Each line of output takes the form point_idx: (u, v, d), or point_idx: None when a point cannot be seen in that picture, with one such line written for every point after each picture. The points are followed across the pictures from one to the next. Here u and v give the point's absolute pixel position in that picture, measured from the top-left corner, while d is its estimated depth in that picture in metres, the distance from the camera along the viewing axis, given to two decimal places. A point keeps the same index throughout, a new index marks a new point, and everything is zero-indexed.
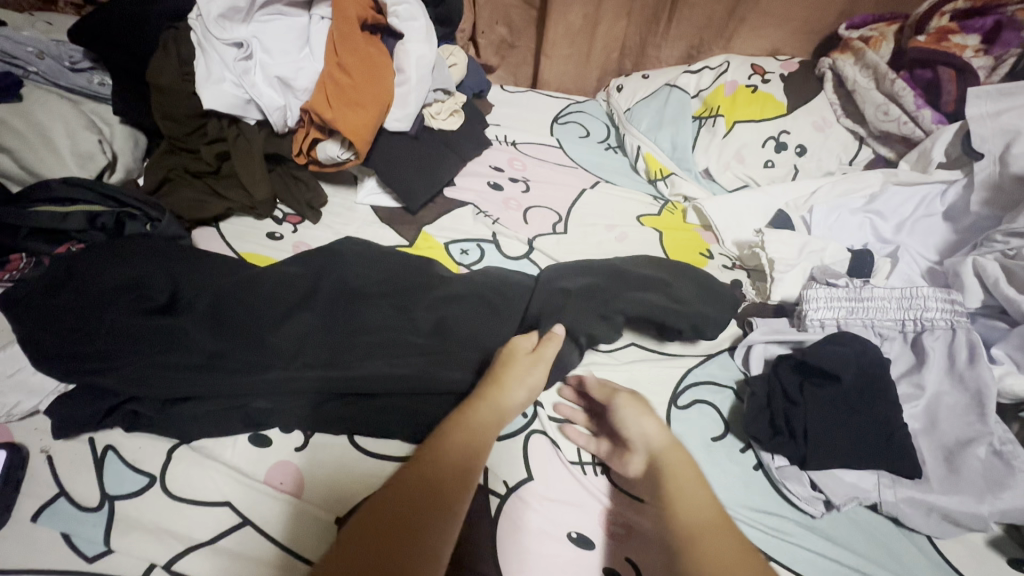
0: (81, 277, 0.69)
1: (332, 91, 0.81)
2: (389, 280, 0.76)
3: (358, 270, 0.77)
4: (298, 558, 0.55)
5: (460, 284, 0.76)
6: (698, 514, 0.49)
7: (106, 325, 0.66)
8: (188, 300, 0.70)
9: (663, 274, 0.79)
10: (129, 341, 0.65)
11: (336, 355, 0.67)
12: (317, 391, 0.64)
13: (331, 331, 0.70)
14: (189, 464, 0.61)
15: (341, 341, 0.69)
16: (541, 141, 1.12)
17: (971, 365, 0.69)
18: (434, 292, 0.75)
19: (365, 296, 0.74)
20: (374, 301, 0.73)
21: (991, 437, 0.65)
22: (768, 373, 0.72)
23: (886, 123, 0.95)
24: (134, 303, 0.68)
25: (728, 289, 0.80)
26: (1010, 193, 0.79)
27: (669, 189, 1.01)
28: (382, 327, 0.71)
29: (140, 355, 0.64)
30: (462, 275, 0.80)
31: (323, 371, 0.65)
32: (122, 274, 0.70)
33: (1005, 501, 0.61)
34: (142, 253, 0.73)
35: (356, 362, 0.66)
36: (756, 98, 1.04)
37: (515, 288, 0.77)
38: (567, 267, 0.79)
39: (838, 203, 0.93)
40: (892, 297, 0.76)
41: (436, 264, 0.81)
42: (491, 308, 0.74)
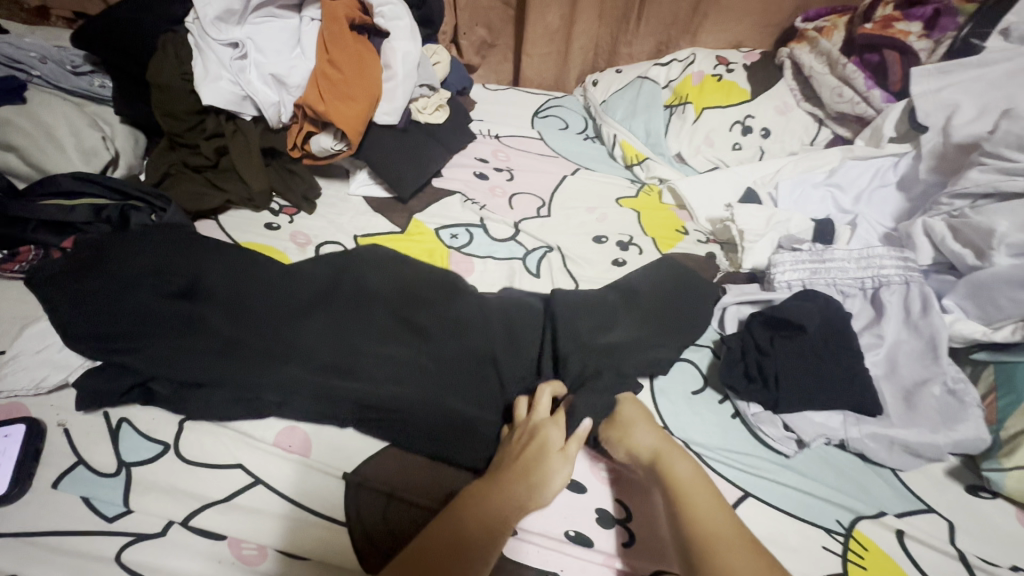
0: (111, 261, 0.74)
1: (324, 85, 0.86)
2: (401, 291, 0.77)
3: (378, 275, 0.79)
4: (309, 513, 0.59)
5: (469, 307, 0.75)
6: (711, 530, 0.52)
7: (132, 306, 0.70)
8: (208, 291, 0.74)
9: (667, 291, 0.80)
10: (152, 324, 0.69)
11: (346, 363, 0.69)
12: (323, 375, 0.67)
13: (343, 338, 0.71)
14: (202, 433, 0.64)
15: (349, 350, 0.70)
16: (522, 134, 1.18)
17: (925, 315, 0.76)
18: (443, 311, 0.75)
19: (376, 301, 0.76)
20: (384, 315, 0.74)
21: (945, 376, 0.71)
22: (742, 331, 0.77)
23: (841, 104, 1.03)
24: (158, 288, 0.72)
25: (700, 290, 0.82)
26: (953, 160, 0.87)
27: (646, 173, 1.08)
28: (391, 339, 0.72)
29: (162, 340, 0.68)
30: (475, 294, 0.78)
31: (341, 380, 0.67)
32: (150, 263, 0.74)
33: (958, 433, 0.67)
34: (161, 241, 0.77)
35: (359, 371, 0.68)
36: (722, 86, 1.11)
37: (517, 307, 0.76)
38: (573, 292, 0.78)
39: (801, 178, 0.99)
40: (851, 257, 0.82)
41: (451, 278, 0.80)
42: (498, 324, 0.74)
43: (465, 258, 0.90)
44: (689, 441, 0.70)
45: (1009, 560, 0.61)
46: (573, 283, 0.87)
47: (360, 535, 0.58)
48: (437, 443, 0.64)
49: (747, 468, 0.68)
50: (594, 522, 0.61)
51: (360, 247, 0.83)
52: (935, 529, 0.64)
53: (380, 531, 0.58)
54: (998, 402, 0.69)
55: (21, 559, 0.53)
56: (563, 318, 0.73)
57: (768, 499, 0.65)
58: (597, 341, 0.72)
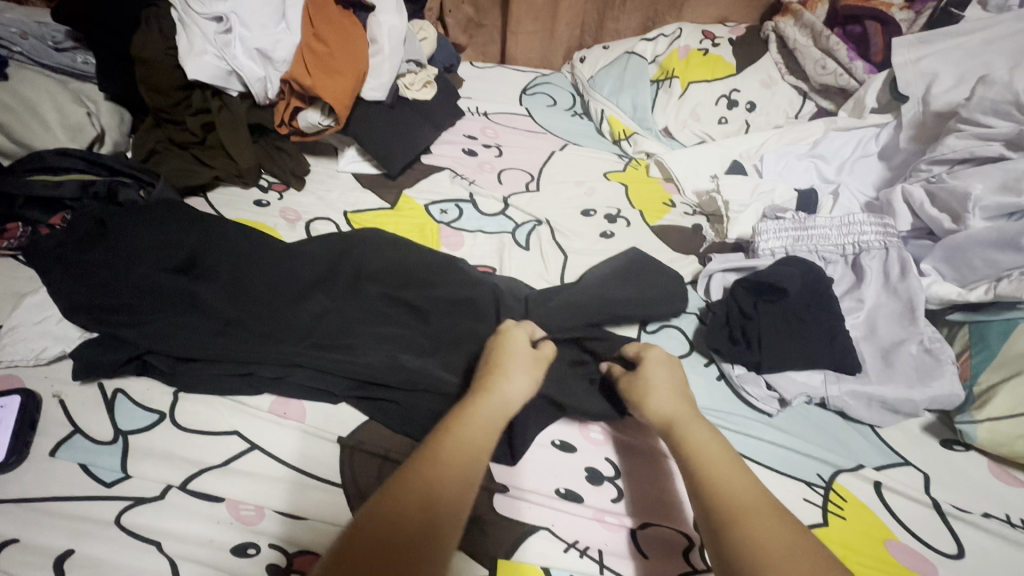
0: (115, 235, 0.75)
1: (311, 60, 0.86)
2: (399, 270, 0.78)
3: (378, 254, 0.80)
4: (308, 476, 0.61)
5: (466, 283, 0.77)
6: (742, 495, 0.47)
7: (134, 280, 0.71)
8: (208, 269, 0.74)
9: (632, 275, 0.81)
10: (151, 297, 0.70)
11: (343, 338, 0.70)
12: (317, 347, 0.69)
13: (342, 314, 0.73)
14: (196, 402, 0.65)
15: (347, 326, 0.71)
16: (510, 111, 1.18)
17: (903, 278, 0.78)
18: (439, 289, 0.76)
19: (376, 281, 0.77)
20: (379, 290, 0.76)
21: (921, 336, 0.73)
22: (727, 296, 0.79)
23: (824, 76, 1.04)
24: (159, 262, 0.73)
25: (668, 275, 0.82)
26: (932, 128, 0.89)
27: (633, 148, 1.09)
28: (390, 319, 0.73)
29: (161, 315, 0.69)
30: (470, 277, 0.78)
31: (336, 353, 0.68)
32: (151, 237, 0.75)
33: (932, 389, 0.69)
34: (156, 216, 0.78)
35: (356, 346, 0.69)
36: (708, 60, 1.12)
37: (510, 292, 0.77)
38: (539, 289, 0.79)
39: (785, 150, 1.01)
40: (833, 224, 0.84)
41: (459, 263, 0.81)
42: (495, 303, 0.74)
43: (455, 232, 0.91)
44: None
45: (980, 507, 0.64)
46: (562, 255, 0.89)
47: (356, 495, 0.59)
48: (425, 413, 0.65)
49: (733, 427, 0.70)
50: (584, 480, 0.64)
51: (359, 231, 0.83)
52: (912, 481, 0.66)
53: (375, 490, 0.60)
54: (972, 359, 0.72)
55: (21, 523, 0.54)
56: (562, 309, 0.74)
57: (752, 455, 0.67)
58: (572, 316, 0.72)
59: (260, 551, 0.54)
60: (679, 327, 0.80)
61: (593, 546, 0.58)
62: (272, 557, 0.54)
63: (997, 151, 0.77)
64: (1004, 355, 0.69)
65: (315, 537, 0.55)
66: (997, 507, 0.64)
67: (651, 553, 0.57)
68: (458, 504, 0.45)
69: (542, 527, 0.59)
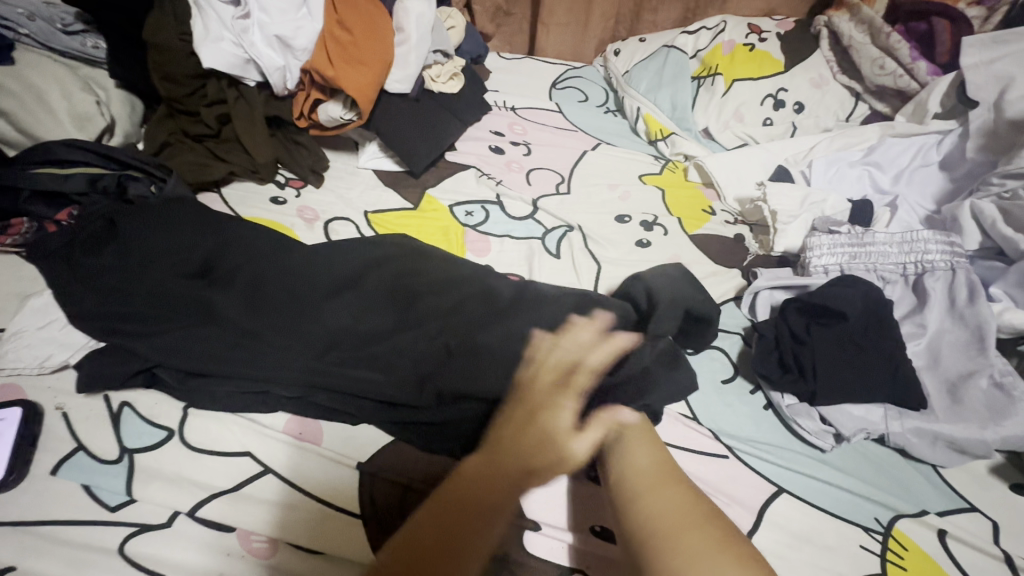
0: (125, 235, 0.71)
1: (332, 48, 0.80)
2: (433, 280, 0.73)
3: (407, 263, 0.75)
4: (325, 505, 0.56)
5: (496, 290, 0.72)
6: (642, 470, 0.52)
7: (147, 285, 0.67)
8: (226, 273, 0.70)
9: (676, 294, 0.68)
10: (165, 304, 0.66)
11: (367, 352, 0.65)
12: (341, 360, 0.64)
13: (366, 325, 0.68)
14: (207, 419, 0.61)
15: (368, 337, 0.67)
16: (540, 106, 1.11)
17: (971, 303, 0.71)
18: (469, 298, 0.71)
19: (403, 291, 0.72)
20: (409, 299, 0.71)
21: (992, 368, 0.67)
22: (776, 317, 0.73)
23: (882, 77, 0.96)
24: (172, 266, 0.69)
25: (697, 295, 0.69)
26: (1004, 138, 0.81)
27: (670, 149, 1.02)
28: (415, 328, 0.68)
29: (177, 324, 0.64)
30: (501, 285, 0.73)
31: (359, 369, 0.64)
32: (163, 238, 0.71)
33: (1007, 428, 0.63)
34: (168, 216, 0.73)
35: (379, 360, 0.65)
36: (754, 56, 1.04)
37: (561, 306, 0.70)
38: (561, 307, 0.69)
39: (837, 156, 0.94)
40: (893, 242, 0.77)
41: (490, 273, 0.76)
42: (543, 316, 0.68)
43: (481, 237, 0.86)
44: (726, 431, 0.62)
45: None
46: (595, 265, 0.83)
47: (376, 529, 0.54)
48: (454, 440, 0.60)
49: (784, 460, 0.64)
50: None
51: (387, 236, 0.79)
52: (979, 529, 0.61)
53: (394, 523, 0.55)
54: None
55: (21, 550, 0.50)
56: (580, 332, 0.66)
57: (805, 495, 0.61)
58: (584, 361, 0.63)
59: None
60: (723, 349, 0.75)
61: None
62: None
63: None
64: None
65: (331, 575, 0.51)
66: None
67: None
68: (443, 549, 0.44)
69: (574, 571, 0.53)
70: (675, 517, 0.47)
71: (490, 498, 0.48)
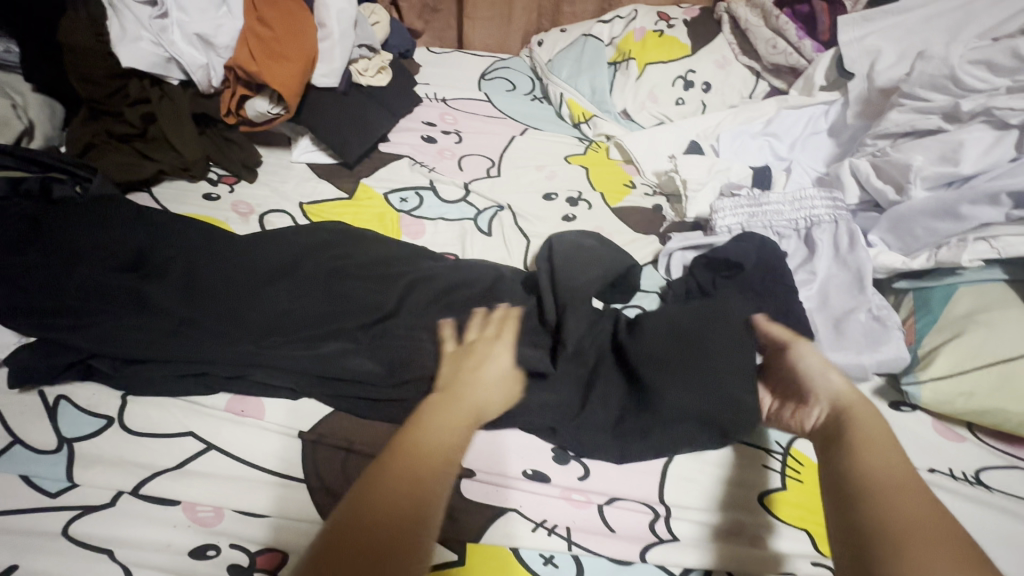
0: (51, 234, 0.71)
1: (254, 44, 0.83)
2: (371, 265, 0.78)
3: (343, 251, 0.79)
4: (270, 473, 0.59)
5: (435, 270, 0.78)
6: (892, 473, 0.48)
7: (77, 280, 0.68)
8: (159, 265, 0.71)
9: (598, 265, 0.76)
10: (97, 298, 0.67)
11: (309, 335, 0.69)
12: (285, 344, 0.67)
13: (308, 309, 0.71)
14: (148, 404, 0.63)
15: (311, 321, 0.70)
16: (470, 96, 1.16)
17: (852, 250, 0.81)
18: (406, 279, 0.76)
19: (342, 275, 0.76)
20: (350, 283, 0.75)
21: (869, 304, 0.76)
22: (687, 274, 0.81)
23: (775, 55, 1.06)
24: (102, 261, 0.70)
25: (619, 270, 0.77)
26: (877, 104, 0.91)
27: (593, 130, 1.09)
28: (357, 312, 0.72)
29: (110, 316, 0.66)
30: (439, 267, 0.79)
31: (301, 349, 0.67)
32: (92, 235, 0.72)
33: (881, 353, 0.72)
34: (96, 214, 0.74)
35: (323, 343, 0.68)
36: (663, 41, 1.13)
37: (495, 291, 0.76)
38: (495, 292, 0.76)
39: (740, 129, 1.03)
40: (786, 200, 0.87)
41: (426, 257, 0.81)
42: (483, 296, 0.76)
43: (416, 221, 0.90)
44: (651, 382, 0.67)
45: (925, 464, 0.69)
46: (524, 239, 0.89)
47: (322, 490, 0.58)
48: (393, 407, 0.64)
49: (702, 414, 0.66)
50: (551, 460, 0.65)
51: (322, 226, 0.81)
52: None
53: (340, 483, 0.59)
54: (917, 324, 0.75)
55: None
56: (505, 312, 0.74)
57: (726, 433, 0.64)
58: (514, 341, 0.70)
59: (220, 552, 0.53)
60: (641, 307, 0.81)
61: (561, 524, 0.60)
62: (234, 557, 0.53)
63: (936, 124, 0.80)
64: (945, 318, 0.72)
65: (278, 533, 0.55)
66: (942, 462, 0.69)
67: (617, 527, 0.60)
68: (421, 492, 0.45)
69: (511, 509, 0.60)
70: (923, 520, 0.43)
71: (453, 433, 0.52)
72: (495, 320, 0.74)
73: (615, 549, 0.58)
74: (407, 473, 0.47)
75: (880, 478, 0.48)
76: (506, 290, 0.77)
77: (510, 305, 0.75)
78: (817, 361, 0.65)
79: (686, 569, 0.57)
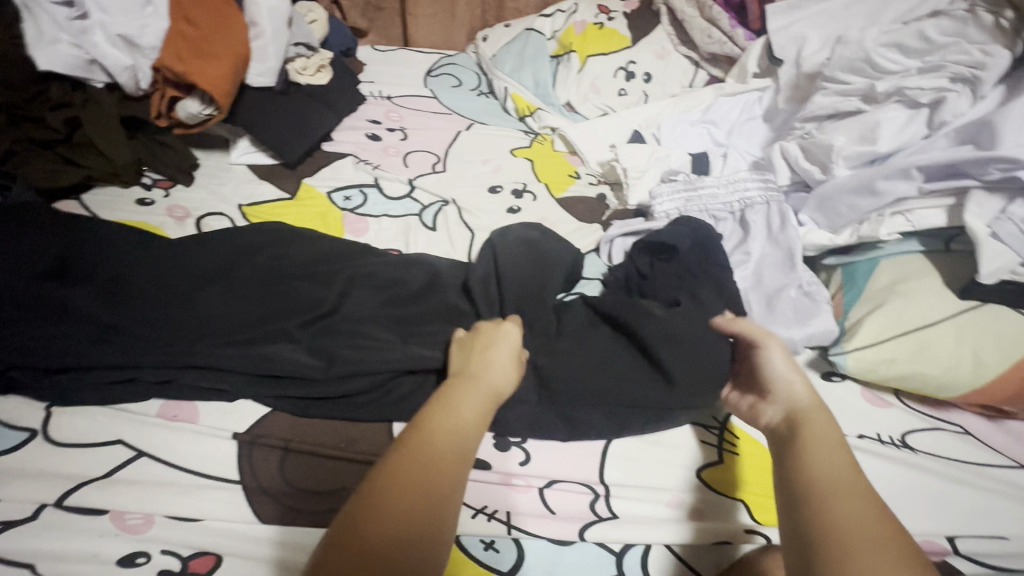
0: None
1: (180, 44, 0.81)
2: (311, 264, 0.77)
3: (281, 252, 0.78)
4: (204, 477, 0.59)
5: (377, 266, 0.77)
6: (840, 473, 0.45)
7: None
8: (85, 273, 0.70)
9: (537, 256, 0.77)
10: (18, 308, 0.65)
11: (244, 333, 0.67)
12: (219, 344, 0.66)
13: (244, 309, 0.70)
14: (74, 414, 0.61)
15: (249, 321, 0.69)
16: (415, 93, 1.16)
17: (783, 229, 0.83)
18: (346, 276, 0.75)
19: (281, 274, 0.75)
20: (288, 281, 0.74)
21: (800, 281, 0.79)
22: (627, 259, 0.83)
23: (711, 45, 1.09)
24: (22, 271, 0.68)
25: (562, 261, 0.79)
26: (805, 88, 0.94)
27: (538, 123, 1.10)
28: (296, 309, 0.71)
29: (31, 325, 0.64)
30: (382, 263, 0.78)
31: (235, 349, 0.66)
32: (11, 244, 0.69)
33: (810, 327, 0.74)
34: (16, 222, 0.72)
35: (259, 341, 0.67)
36: (604, 33, 1.15)
37: (438, 284, 0.77)
38: (441, 286, 0.77)
39: (680, 117, 1.05)
40: (720, 184, 0.89)
41: (370, 254, 0.81)
42: (426, 291, 0.76)
43: (359, 218, 0.90)
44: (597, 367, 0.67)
45: (855, 430, 0.72)
46: (469, 233, 0.89)
47: (257, 491, 0.58)
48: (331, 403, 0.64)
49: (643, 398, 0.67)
50: (492, 447, 0.66)
51: (258, 228, 0.80)
52: None
53: (277, 483, 0.58)
54: (844, 297, 0.77)
55: None
56: (450, 304, 0.74)
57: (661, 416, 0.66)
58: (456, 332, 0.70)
59: (150, 559, 0.52)
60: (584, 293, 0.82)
61: (501, 509, 0.60)
62: (166, 563, 0.52)
63: (856, 105, 0.83)
64: (869, 290, 0.75)
65: (211, 537, 0.54)
66: (870, 428, 0.72)
67: (557, 508, 0.61)
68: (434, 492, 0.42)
69: None
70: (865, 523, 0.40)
71: (476, 416, 0.49)
72: (437, 310, 0.74)
73: (554, 529, 0.59)
74: (423, 475, 0.43)
75: (826, 476, 0.44)
76: (451, 284, 0.77)
77: (453, 298, 0.75)
78: (784, 362, 0.58)
79: (625, 544, 0.58)
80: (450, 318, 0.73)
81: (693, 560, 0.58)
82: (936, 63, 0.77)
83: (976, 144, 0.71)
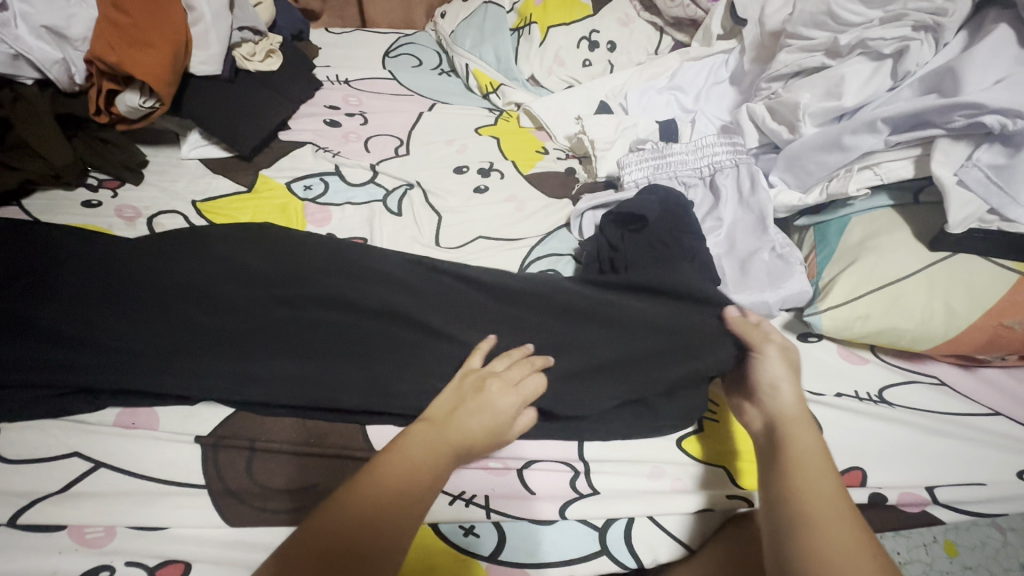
0: None
1: (112, 32, 0.77)
2: (275, 265, 0.71)
3: (243, 254, 0.72)
4: (168, 484, 0.56)
5: (343, 262, 0.72)
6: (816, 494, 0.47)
7: None
8: (31, 283, 0.67)
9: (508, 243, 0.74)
10: None
11: (209, 347, 0.64)
12: (182, 359, 0.62)
13: (206, 318, 0.66)
14: (26, 430, 0.58)
15: (212, 335, 0.65)
16: (373, 76, 1.12)
17: (754, 192, 0.82)
18: (314, 277, 0.70)
19: (242, 278, 0.70)
20: (251, 285, 0.69)
21: (772, 243, 0.78)
22: (597, 233, 0.80)
23: (673, 9, 1.07)
24: None
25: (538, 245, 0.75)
26: (769, 48, 0.92)
27: (502, 100, 1.08)
28: (262, 320, 0.66)
29: None
30: (348, 258, 0.73)
31: (199, 361, 0.62)
32: None
33: (784, 289, 0.73)
34: None
35: (225, 355, 0.63)
36: (565, 3, 1.11)
37: (414, 277, 0.72)
38: (409, 275, 0.72)
39: (646, 85, 1.03)
40: (689, 150, 0.88)
41: (335, 245, 0.74)
42: (401, 287, 0.70)
43: (322, 208, 0.86)
44: (579, 352, 0.65)
45: (833, 389, 0.71)
46: (436, 216, 0.87)
47: (224, 493, 0.56)
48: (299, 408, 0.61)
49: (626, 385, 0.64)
50: None
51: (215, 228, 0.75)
52: None
53: (244, 484, 0.56)
54: (818, 257, 0.76)
55: None
56: (424, 296, 0.70)
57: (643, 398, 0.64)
58: (428, 317, 0.67)
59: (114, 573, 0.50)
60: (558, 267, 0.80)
61: (480, 493, 0.59)
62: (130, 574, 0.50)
63: (820, 61, 0.82)
64: (842, 248, 0.74)
65: (178, 544, 0.52)
66: (848, 386, 0.72)
67: (538, 489, 0.60)
68: (375, 536, 0.45)
69: None
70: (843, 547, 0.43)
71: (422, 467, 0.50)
72: (411, 300, 0.69)
73: (535, 509, 0.58)
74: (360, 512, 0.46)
75: (813, 500, 0.47)
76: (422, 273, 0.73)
77: (426, 288, 0.71)
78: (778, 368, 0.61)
79: (607, 519, 0.57)
80: (426, 304, 0.69)
81: (675, 530, 0.57)
82: (897, 12, 0.74)
83: (940, 93, 0.70)
